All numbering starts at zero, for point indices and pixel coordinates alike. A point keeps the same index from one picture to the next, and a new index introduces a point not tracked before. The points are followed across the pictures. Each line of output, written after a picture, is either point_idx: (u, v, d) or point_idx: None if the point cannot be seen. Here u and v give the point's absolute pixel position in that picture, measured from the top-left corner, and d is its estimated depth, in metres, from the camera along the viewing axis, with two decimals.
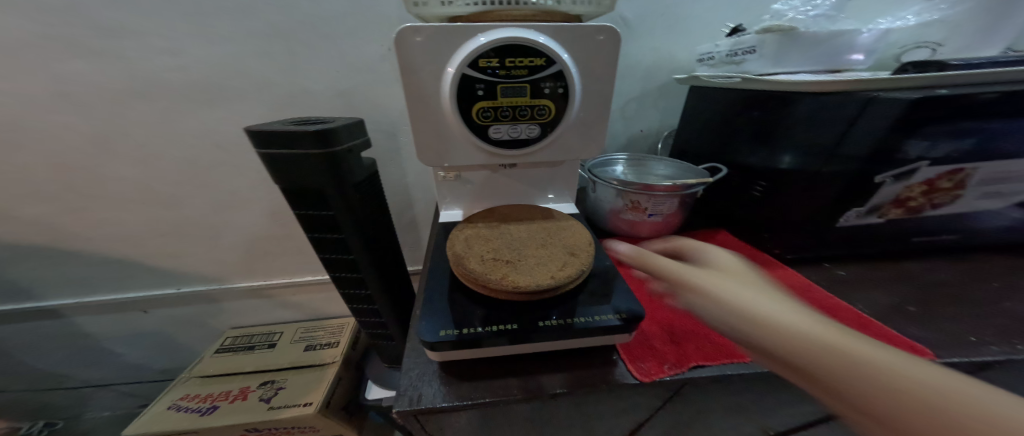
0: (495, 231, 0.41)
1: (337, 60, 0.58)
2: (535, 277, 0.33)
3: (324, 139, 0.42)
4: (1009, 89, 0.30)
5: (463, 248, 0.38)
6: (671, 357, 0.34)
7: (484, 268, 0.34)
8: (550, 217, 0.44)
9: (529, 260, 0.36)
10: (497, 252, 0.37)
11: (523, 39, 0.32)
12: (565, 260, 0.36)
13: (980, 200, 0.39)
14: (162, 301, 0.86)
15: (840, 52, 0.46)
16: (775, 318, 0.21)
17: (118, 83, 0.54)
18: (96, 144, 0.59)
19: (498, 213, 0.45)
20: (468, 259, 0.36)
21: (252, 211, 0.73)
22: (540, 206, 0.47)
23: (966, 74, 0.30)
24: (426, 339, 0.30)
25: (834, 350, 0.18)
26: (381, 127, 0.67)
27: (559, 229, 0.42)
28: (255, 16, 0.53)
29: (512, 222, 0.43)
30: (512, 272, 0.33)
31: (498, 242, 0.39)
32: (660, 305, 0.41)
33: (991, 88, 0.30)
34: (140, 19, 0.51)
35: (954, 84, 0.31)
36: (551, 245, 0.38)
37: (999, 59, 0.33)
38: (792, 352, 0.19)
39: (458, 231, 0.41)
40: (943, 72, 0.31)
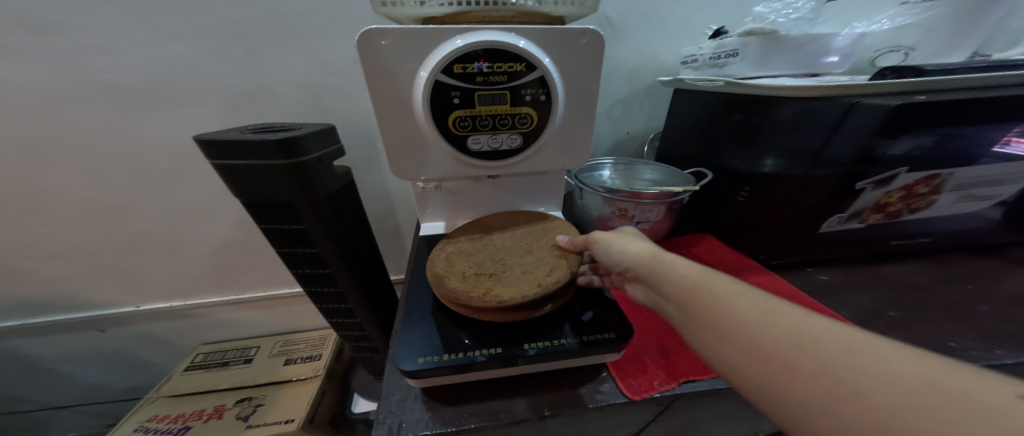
0: (478, 244, 0.39)
1: (305, 60, 0.55)
2: (521, 289, 0.31)
3: (287, 149, 0.39)
4: (984, 97, 0.30)
5: (442, 266, 0.35)
6: (661, 372, 0.33)
7: (466, 286, 0.31)
8: (536, 222, 0.42)
9: (516, 270, 0.34)
10: (480, 266, 0.35)
11: (501, 43, 0.30)
12: (552, 266, 0.34)
13: (953, 203, 0.40)
14: (122, 318, 0.80)
15: (818, 56, 0.46)
16: (759, 313, 0.22)
17: (50, 85, 0.49)
18: (30, 152, 0.53)
19: (481, 224, 0.43)
20: (447, 278, 0.33)
21: (219, 222, 0.68)
22: (530, 211, 0.46)
23: (944, 81, 0.30)
24: (404, 367, 0.28)
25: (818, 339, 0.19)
26: (358, 132, 0.63)
27: (546, 234, 0.40)
28: (210, 11, 0.49)
29: (496, 233, 0.41)
30: (496, 287, 0.31)
31: (481, 255, 0.37)
32: (649, 316, 0.41)
33: (966, 95, 0.31)
34: (75, 14, 0.46)
35: (932, 90, 0.31)
36: (537, 251, 0.37)
37: (975, 65, 0.33)
38: (783, 340, 0.20)
39: (436, 250, 0.38)
40: (921, 79, 0.31)
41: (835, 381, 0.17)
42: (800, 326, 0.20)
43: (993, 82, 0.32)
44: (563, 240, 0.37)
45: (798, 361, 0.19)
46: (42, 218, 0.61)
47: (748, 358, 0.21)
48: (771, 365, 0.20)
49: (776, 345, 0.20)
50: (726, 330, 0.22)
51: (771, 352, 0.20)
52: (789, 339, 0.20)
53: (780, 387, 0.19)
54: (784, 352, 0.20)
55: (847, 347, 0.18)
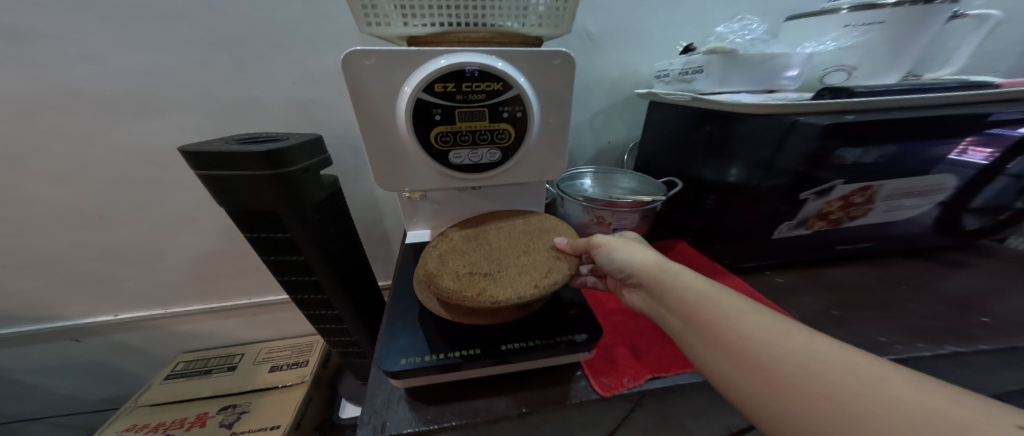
0: (473, 243, 0.39)
1: (291, 71, 0.56)
2: (517, 290, 0.31)
3: (273, 160, 0.40)
4: (906, 116, 0.34)
5: (436, 265, 0.35)
6: (631, 371, 0.35)
7: (459, 285, 0.32)
8: (532, 222, 0.42)
9: (510, 269, 0.34)
10: (474, 265, 0.35)
11: (480, 64, 0.32)
12: (549, 266, 0.34)
13: (886, 211, 0.44)
14: (99, 328, 0.78)
15: (775, 73, 0.50)
16: (767, 332, 0.25)
17: (26, 93, 0.48)
18: (5, 161, 0.53)
19: (477, 223, 0.43)
20: (440, 276, 0.33)
21: (202, 229, 0.68)
22: (522, 211, 0.46)
23: (871, 101, 0.34)
24: (387, 368, 0.30)
25: (824, 361, 0.22)
26: (345, 141, 0.65)
27: (543, 233, 0.40)
28: (197, 23, 0.50)
29: (491, 232, 0.41)
30: (490, 287, 0.31)
31: (476, 254, 0.37)
32: (623, 318, 0.44)
33: (890, 115, 0.34)
34: (55, 24, 0.46)
35: (862, 109, 0.35)
36: (533, 251, 0.37)
37: (899, 87, 0.38)
38: (789, 359, 0.23)
39: (430, 247, 0.39)
40: (853, 99, 0.34)
41: (835, 400, 0.21)
42: (811, 349, 0.23)
43: (911, 103, 0.36)
44: (562, 243, 0.37)
45: (802, 379, 0.22)
46: (16, 227, 0.59)
47: (751, 372, 0.24)
48: (776, 381, 0.23)
49: (785, 363, 0.23)
50: (733, 344, 0.26)
51: (771, 369, 0.24)
52: (795, 358, 0.23)
53: (782, 401, 0.23)
54: (785, 367, 0.23)
55: (834, 363, 0.22)
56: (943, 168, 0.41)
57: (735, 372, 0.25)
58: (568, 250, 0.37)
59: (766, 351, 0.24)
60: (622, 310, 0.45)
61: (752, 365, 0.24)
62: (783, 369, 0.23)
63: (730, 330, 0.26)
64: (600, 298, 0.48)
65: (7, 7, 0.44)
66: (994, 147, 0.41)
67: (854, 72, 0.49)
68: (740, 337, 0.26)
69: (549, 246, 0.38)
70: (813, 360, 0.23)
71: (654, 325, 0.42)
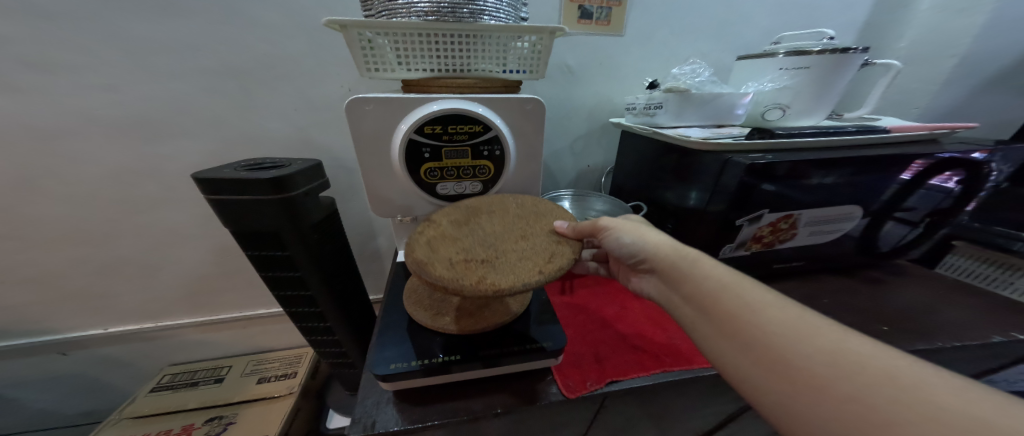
0: (465, 228, 0.37)
1: (295, 98, 0.61)
2: (517, 277, 0.30)
3: (278, 187, 0.44)
4: (817, 158, 0.42)
5: (426, 253, 0.33)
6: (594, 375, 0.40)
7: (456, 274, 0.30)
8: (527, 207, 0.41)
9: (508, 256, 0.33)
10: (469, 252, 0.33)
11: (464, 110, 0.37)
12: (548, 253, 0.34)
13: (808, 235, 0.50)
14: (88, 341, 0.79)
15: (726, 110, 0.57)
16: (795, 327, 0.27)
17: (39, 119, 0.52)
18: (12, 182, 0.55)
19: (466, 206, 0.41)
20: (433, 265, 0.31)
21: (200, 244, 0.71)
22: (510, 195, 0.43)
23: (782, 144, 0.43)
24: (378, 372, 0.35)
25: (859, 362, 0.23)
26: (342, 163, 0.69)
27: (540, 218, 0.40)
28: (208, 56, 0.54)
29: (483, 217, 0.38)
30: (490, 274, 0.30)
31: (469, 239, 0.35)
32: (591, 329, 0.49)
33: (803, 157, 0.42)
34: (74, 56, 0.49)
35: (779, 151, 0.43)
36: (530, 237, 0.36)
37: (814, 131, 0.46)
38: (822, 357, 0.24)
39: (418, 234, 0.35)
40: (770, 142, 0.43)
41: (869, 399, 0.22)
42: (842, 348, 0.24)
43: (819, 144, 0.44)
44: (563, 227, 0.38)
45: (834, 378, 0.23)
46: (15, 242, 0.61)
47: (779, 369, 0.26)
48: (806, 379, 0.24)
49: (813, 361, 0.25)
50: (761, 341, 0.27)
51: (800, 368, 0.25)
52: (825, 356, 0.24)
53: (812, 398, 0.24)
54: (816, 368, 0.24)
55: (870, 363, 0.23)
56: (850, 201, 0.47)
57: (762, 369, 0.27)
58: (569, 235, 0.37)
59: (793, 347, 0.26)
60: (590, 321, 0.51)
61: (778, 361, 0.26)
62: (813, 369, 0.24)
63: (757, 327, 0.28)
64: (571, 310, 0.53)
65: (30, 41, 0.47)
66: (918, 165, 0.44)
67: (788, 110, 0.57)
68: (766, 334, 0.27)
69: (546, 232, 0.37)
70: (845, 357, 0.24)
71: (618, 335, 0.48)
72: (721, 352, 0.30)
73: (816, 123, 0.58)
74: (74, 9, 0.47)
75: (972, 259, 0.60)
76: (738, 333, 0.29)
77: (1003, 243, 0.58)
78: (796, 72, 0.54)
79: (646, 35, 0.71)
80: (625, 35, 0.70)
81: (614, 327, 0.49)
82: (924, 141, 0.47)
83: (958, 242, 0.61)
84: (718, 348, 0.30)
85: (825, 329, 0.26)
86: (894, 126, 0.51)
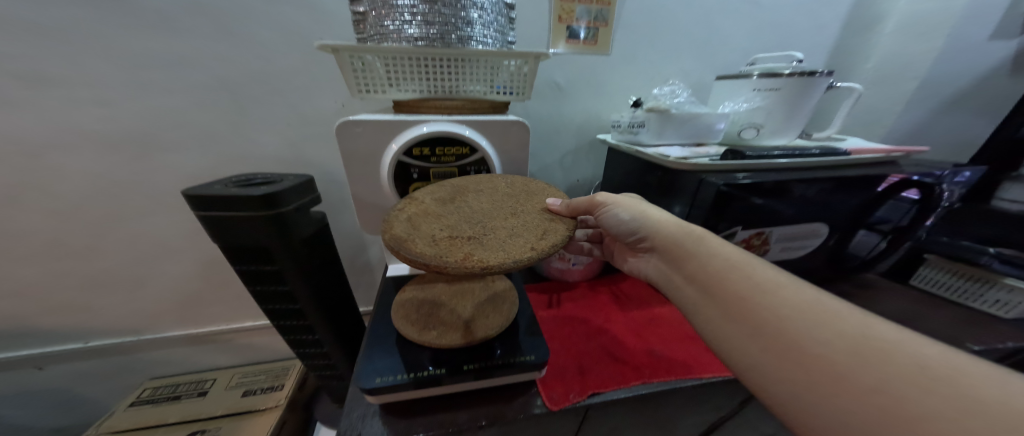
0: (449, 206, 0.37)
1: (288, 113, 0.62)
2: (503, 255, 0.30)
3: (268, 204, 0.45)
4: (784, 179, 0.45)
5: (405, 229, 0.33)
6: (577, 387, 0.42)
7: (439, 250, 0.30)
8: (519, 186, 0.42)
9: (495, 234, 0.33)
10: (453, 229, 0.33)
11: (452, 132, 0.39)
12: (536, 231, 0.34)
13: (781, 251, 0.53)
14: (68, 355, 0.77)
15: (704, 129, 0.60)
16: (809, 310, 0.30)
17: (27, 132, 0.52)
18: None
19: (451, 186, 0.41)
20: (414, 241, 0.31)
21: (188, 256, 0.70)
22: (502, 175, 0.43)
23: (752, 165, 0.46)
24: (364, 385, 0.36)
25: (866, 340, 0.27)
26: (334, 177, 0.70)
27: (530, 198, 0.41)
28: (203, 72, 0.55)
29: (471, 195, 0.39)
30: (476, 252, 0.31)
31: (454, 217, 0.36)
32: (576, 341, 0.51)
33: (772, 178, 0.45)
34: (65, 70, 0.50)
35: (749, 171, 0.47)
36: (519, 216, 0.37)
37: (788, 153, 0.49)
38: (833, 338, 0.28)
39: (398, 211, 0.36)
40: (741, 163, 0.46)
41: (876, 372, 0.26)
42: (853, 329, 0.28)
43: (785, 165, 0.48)
44: (555, 205, 0.40)
45: (845, 355, 0.27)
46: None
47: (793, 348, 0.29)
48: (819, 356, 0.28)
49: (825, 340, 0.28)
50: (778, 323, 0.31)
51: (814, 348, 0.28)
52: (837, 337, 0.28)
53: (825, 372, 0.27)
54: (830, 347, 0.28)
55: (896, 352, 0.26)
56: (818, 219, 0.50)
57: (776, 349, 0.30)
58: (562, 213, 0.39)
59: (807, 328, 0.29)
60: (575, 333, 0.52)
61: (800, 347, 0.29)
62: (832, 352, 0.28)
63: (775, 314, 0.31)
64: (557, 322, 0.55)
65: (24, 57, 0.48)
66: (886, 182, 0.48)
67: (762, 129, 0.61)
68: (788, 322, 0.30)
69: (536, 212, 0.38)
70: (869, 345, 0.27)
71: (602, 346, 0.49)
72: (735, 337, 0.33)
73: (788, 142, 0.61)
74: (72, 28, 0.48)
75: (941, 271, 0.64)
76: (757, 321, 0.32)
77: (970, 256, 0.61)
78: (766, 95, 0.57)
79: (630, 55, 0.75)
80: (611, 54, 0.74)
81: (597, 339, 0.51)
82: (880, 162, 0.50)
83: (930, 256, 0.66)
84: (732, 332, 0.34)
85: (846, 316, 0.29)
86: (857, 147, 0.54)
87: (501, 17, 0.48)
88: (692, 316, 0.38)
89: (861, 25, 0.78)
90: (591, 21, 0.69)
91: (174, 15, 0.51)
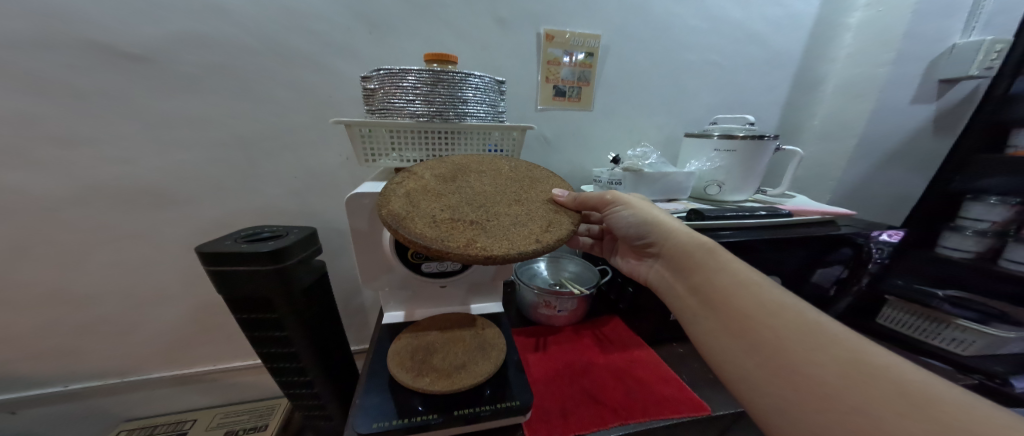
0: (446, 186, 0.43)
1: (294, 166, 0.70)
2: (510, 245, 0.36)
3: (274, 259, 0.49)
4: (738, 238, 0.54)
5: (404, 207, 0.38)
6: (559, 429, 0.45)
7: (438, 232, 0.35)
8: (519, 174, 0.48)
9: (498, 221, 0.39)
10: (455, 212, 0.39)
11: None
12: (541, 222, 0.40)
13: None
14: (43, 399, 0.76)
15: (673, 187, 0.68)
16: (809, 331, 0.33)
17: (57, 187, 0.60)
18: (17, 239, 0.61)
19: (450, 164, 0.47)
20: (413, 221, 0.36)
21: (185, 293, 0.74)
22: (506, 159, 0.51)
23: (707, 225, 0.56)
24: (361, 431, 0.39)
25: (864, 366, 0.29)
26: (334, 224, 0.77)
27: (526, 185, 0.47)
28: (220, 129, 0.63)
29: (473, 179, 0.45)
30: (479, 237, 0.36)
31: (451, 198, 0.40)
32: (562, 382, 0.54)
33: (729, 237, 0.53)
34: (97, 134, 0.58)
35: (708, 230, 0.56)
36: (522, 203, 0.43)
37: (738, 213, 0.59)
38: (828, 361, 0.30)
39: (396, 185, 0.41)
40: (700, 223, 0.57)
41: (865, 396, 0.27)
42: (852, 355, 0.30)
43: (738, 224, 0.58)
44: (561, 196, 0.46)
45: (836, 379, 0.29)
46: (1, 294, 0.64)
47: (784, 366, 0.32)
48: (808, 376, 0.30)
49: (821, 362, 0.30)
50: (774, 339, 0.33)
51: (808, 370, 0.31)
52: (834, 360, 0.30)
53: (814, 390, 0.30)
54: (824, 371, 0.30)
55: (883, 376, 0.28)
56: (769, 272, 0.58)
57: (768, 365, 0.33)
58: (566, 205, 0.45)
59: (804, 349, 0.32)
60: (560, 375, 0.56)
61: (792, 366, 0.32)
62: (824, 374, 0.30)
63: (773, 333, 0.34)
64: (543, 365, 0.59)
65: (67, 125, 0.57)
66: (821, 239, 0.57)
67: (724, 186, 0.68)
68: (787, 341, 0.33)
69: (531, 200, 0.44)
70: (857, 368, 0.29)
71: (584, 389, 0.53)
72: (729, 355, 0.37)
73: (748, 197, 0.69)
74: (110, 94, 0.57)
75: (908, 313, 0.79)
76: (755, 338, 0.35)
77: (924, 299, 0.77)
78: (723, 157, 0.66)
79: (610, 112, 0.83)
80: (594, 110, 0.82)
81: (580, 382, 0.55)
82: (822, 222, 0.61)
83: (890, 298, 0.82)
84: (728, 350, 0.37)
85: (842, 340, 0.31)
86: (798, 206, 0.67)
87: (493, 93, 0.54)
88: (692, 325, 0.41)
89: (808, 88, 0.90)
90: (574, 81, 0.78)
91: (200, 85, 0.60)
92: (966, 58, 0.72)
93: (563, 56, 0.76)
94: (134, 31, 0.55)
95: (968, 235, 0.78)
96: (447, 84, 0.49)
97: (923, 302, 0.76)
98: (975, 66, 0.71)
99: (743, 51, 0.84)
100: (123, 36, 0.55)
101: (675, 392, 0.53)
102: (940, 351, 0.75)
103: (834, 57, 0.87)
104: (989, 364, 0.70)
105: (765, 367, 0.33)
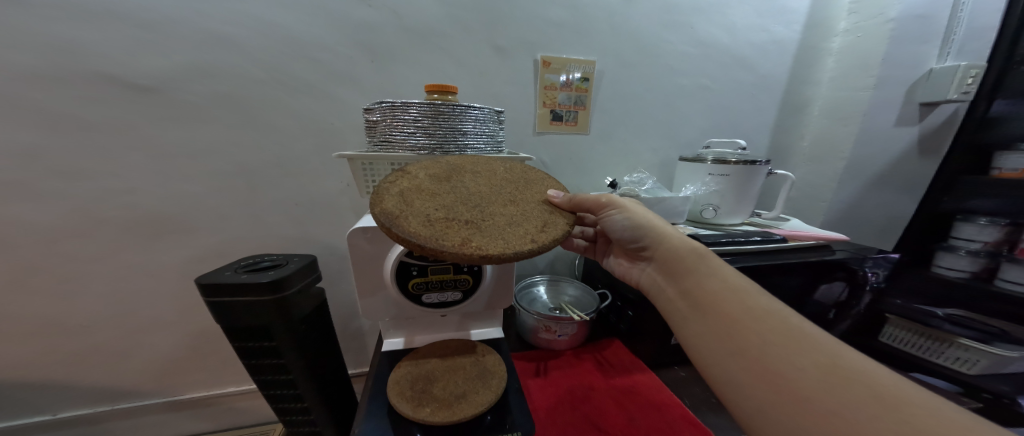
0: (441, 185, 0.43)
1: (296, 191, 0.71)
2: (506, 245, 0.36)
3: (275, 289, 0.50)
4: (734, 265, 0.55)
5: (398, 205, 0.38)
6: None
7: (433, 231, 0.35)
8: (514, 175, 0.49)
9: (492, 221, 0.39)
10: (449, 211, 0.39)
11: None
12: (536, 222, 0.41)
13: None
14: (28, 430, 0.74)
15: (669, 211, 0.69)
16: (791, 335, 0.32)
17: (59, 217, 0.60)
18: (16, 268, 0.61)
19: (447, 165, 0.47)
20: (407, 219, 0.36)
21: (180, 319, 0.73)
22: (503, 162, 0.51)
23: None
24: None
25: (843, 372, 0.29)
26: (334, 250, 0.77)
27: (522, 186, 0.47)
28: (224, 160, 0.65)
29: (467, 179, 0.45)
30: (473, 237, 0.36)
31: (445, 198, 0.41)
32: (563, 410, 0.54)
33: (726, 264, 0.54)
34: (101, 164, 0.60)
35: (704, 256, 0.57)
36: (517, 203, 0.43)
37: (734, 238, 0.60)
38: (808, 366, 0.30)
39: (390, 184, 0.40)
40: None
41: (845, 402, 0.27)
42: (832, 361, 0.30)
43: (734, 249, 0.59)
44: (555, 197, 0.46)
45: (818, 385, 0.29)
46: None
47: (768, 373, 0.31)
48: (790, 383, 0.30)
49: (802, 368, 0.30)
50: (759, 343, 0.33)
51: (791, 377, 0.30)
52: (815, 366, 0.30)
53: (797, 396, 0.29)
54: (806, 377, 0.29)
55: (860, 380, 0.28)
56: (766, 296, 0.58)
57: (752, 371, 0.32)
58: (560, 205, 0.46)
59: (786, 354, 0.31)
60: (561, 402, 0.55)
61: (775, 370, 0.31)
62: (806, 380, 0.29)
63: (758, 337, 0.33)
64: (544, 392, 0.58)
65: (73, 158, 0.58)
66: (817, 264, 0.58)
67: (719, 209, 0.70)
68: (771, 348, 0.32)
69: (526, 201, 0.44)
70: (835, 373, 0.29)
71: (586, 417, 0.52)
72: (715, 365, 0.36)
73: (742, 220, 0.71)
74: (116, 122, 0.58)
75: (906, 330, 0.79)
76: (740, 344, 0.34)
77: (922, 318, 0.76)
78: (717, 182, 0.68)
79: (606, 134, 0.85)
80: (589, 133, 0.84)
81: (581, 408, 0.54)
82: (816, 247, 0.63)
83: (890, 316, 0.81)
84: (715, 359, 0.36)
85: (823, 346, 0.31)
86: (793, 231, 0.68)
87: (492, 123, 0.56)
88: (681, 330, 0.41)
89: (796, 109, 0.93)
90: (570, 105, 0.80)
91: (205, 117, 0.62)
92: (944, 82, 0.75)
93: (560, 80, 0.78)
94: (142, 68, 0.57)
95: (961, 254, 0.80)
96: (447, 117, 0.50)
97: (923, 322, 0.75)
98: (953, 90, 0.75)
99: (730, 74, 0.87)
100: (132, 69, 0.57)
101: (678, 417, 0.53)
102: (942, 369, 0.75)
103: (818, 80, 0.90)
104: (995, 383, 0.70)
105: (749, 375, 0.33)
